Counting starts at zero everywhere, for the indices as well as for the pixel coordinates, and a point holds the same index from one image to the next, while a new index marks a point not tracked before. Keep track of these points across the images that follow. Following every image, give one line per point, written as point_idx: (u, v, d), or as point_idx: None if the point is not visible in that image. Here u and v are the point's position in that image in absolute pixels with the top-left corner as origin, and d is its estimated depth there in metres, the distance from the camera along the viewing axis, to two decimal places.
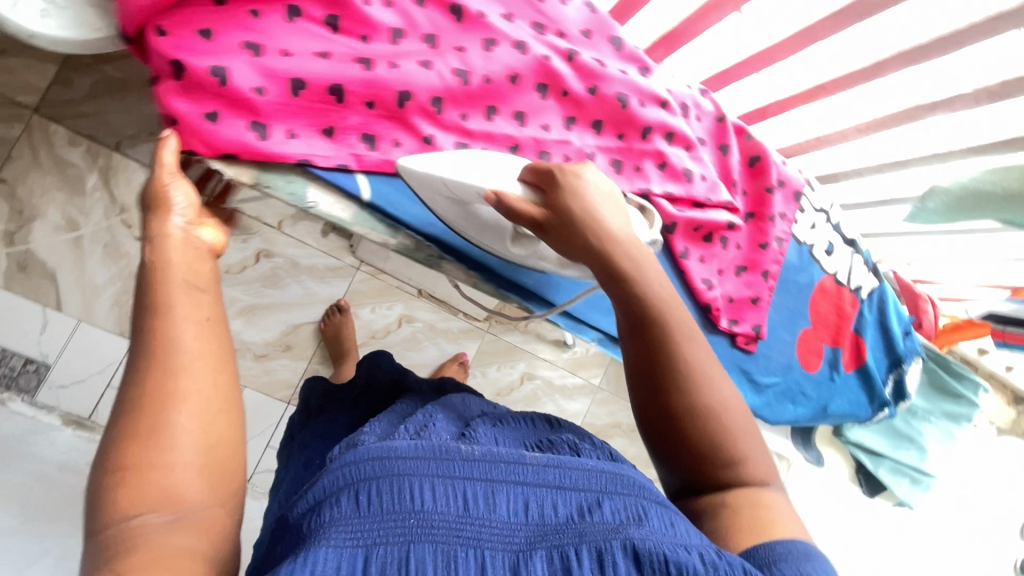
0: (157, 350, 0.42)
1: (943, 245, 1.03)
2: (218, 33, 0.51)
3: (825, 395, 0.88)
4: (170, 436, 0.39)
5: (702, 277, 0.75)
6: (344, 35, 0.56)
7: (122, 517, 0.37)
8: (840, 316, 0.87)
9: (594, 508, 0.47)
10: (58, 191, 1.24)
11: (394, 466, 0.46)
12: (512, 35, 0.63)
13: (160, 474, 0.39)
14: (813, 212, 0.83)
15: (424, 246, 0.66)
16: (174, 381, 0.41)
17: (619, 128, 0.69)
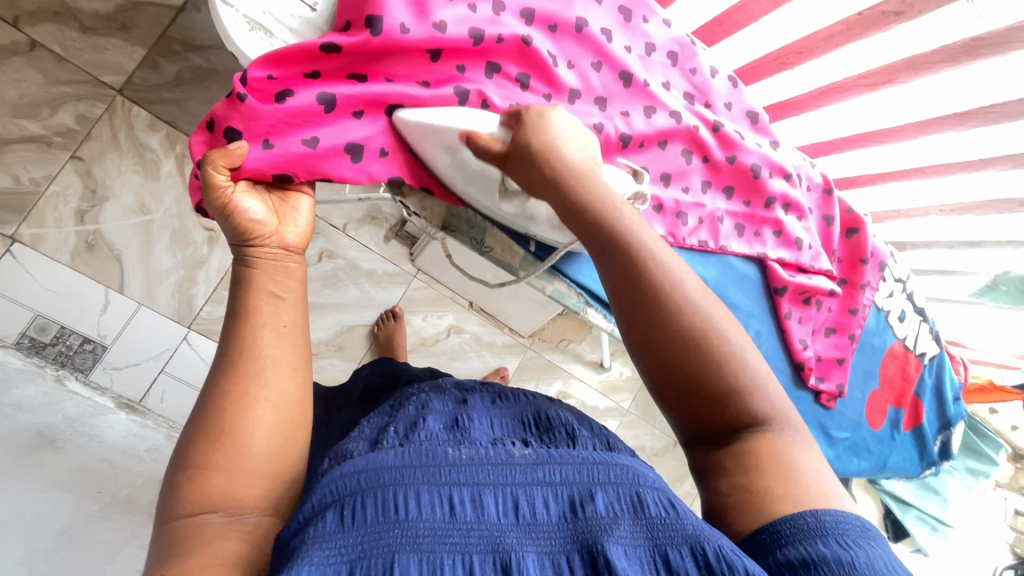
0: (247, 356, 0.47)
1: (994, 314, 1.13)
2: (434, 83, 0.58)
3: (886, 452, 0.93)
4: (241, 437, 0.45)
5: (800, 337, 0.80)
6: (531, 92, 0.62)
7: (189, 512, 0.42)
8: (904, 379, 0.94)
9: (587, 501, 0.45)
10: (133, 174, 1.24)
11: (380, 478, 0.44)
12: (670, 105, 0.68)
13: (230, 472, 0.43)
14: (893, 281, 0.90)
15: (573, 294, 0.80)
16: (255, 383, 0.47)
17: (745, 195, 0.74)
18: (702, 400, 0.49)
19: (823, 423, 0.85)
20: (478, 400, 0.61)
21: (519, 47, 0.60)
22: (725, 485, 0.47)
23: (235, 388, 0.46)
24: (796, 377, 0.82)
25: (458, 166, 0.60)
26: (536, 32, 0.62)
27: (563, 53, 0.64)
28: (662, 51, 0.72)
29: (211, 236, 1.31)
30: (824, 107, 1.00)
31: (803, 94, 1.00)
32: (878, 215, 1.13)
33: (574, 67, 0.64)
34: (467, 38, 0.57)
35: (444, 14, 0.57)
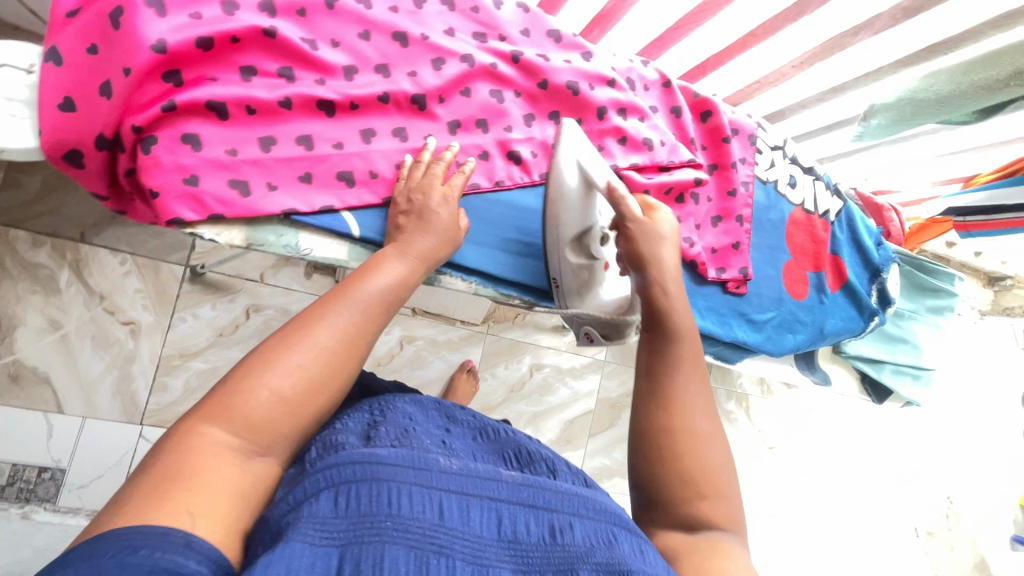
0: (307, 323, 0.47)
1: (899, 152, 1.09)
2: (179, 101, 0.51)
3: (819, 317, 0.91)
4: (294, 368, 0.44)
5: (684, 236, 0.78)
6: (302, 80, 0.58)
7: (201, 420, 0.41)
8: (816, 242, 0.91)
9: (565, 529, 0.45)
10: (33, 294, 1.22)
11: (376, 470, 0.42)
12: (458, 50, 0.66)
13: (264, 395, 0.42)
14: (770, 150, 0.88)
15: None
16: (322, 327, 0.47)
17: (577, 113, 0.72)
18: (685, 488, 0.53)
19: (741, 311, 0.84)
20: (460, 431, 0.60)
21: (262, 38, 0.55)
22: (671, 540, 0.52)
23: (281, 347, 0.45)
24: (695, 276, 0.79)
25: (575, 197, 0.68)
26: (280, 19, 0.57)
27: (322, 33, 0.60)
28: None
29: (132, 329, 1.30)
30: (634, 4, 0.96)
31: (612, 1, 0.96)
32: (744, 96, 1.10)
33: (341, 45, 0.61)
34: (198, 45, 0.52)
35: (157, 26, 0.50)
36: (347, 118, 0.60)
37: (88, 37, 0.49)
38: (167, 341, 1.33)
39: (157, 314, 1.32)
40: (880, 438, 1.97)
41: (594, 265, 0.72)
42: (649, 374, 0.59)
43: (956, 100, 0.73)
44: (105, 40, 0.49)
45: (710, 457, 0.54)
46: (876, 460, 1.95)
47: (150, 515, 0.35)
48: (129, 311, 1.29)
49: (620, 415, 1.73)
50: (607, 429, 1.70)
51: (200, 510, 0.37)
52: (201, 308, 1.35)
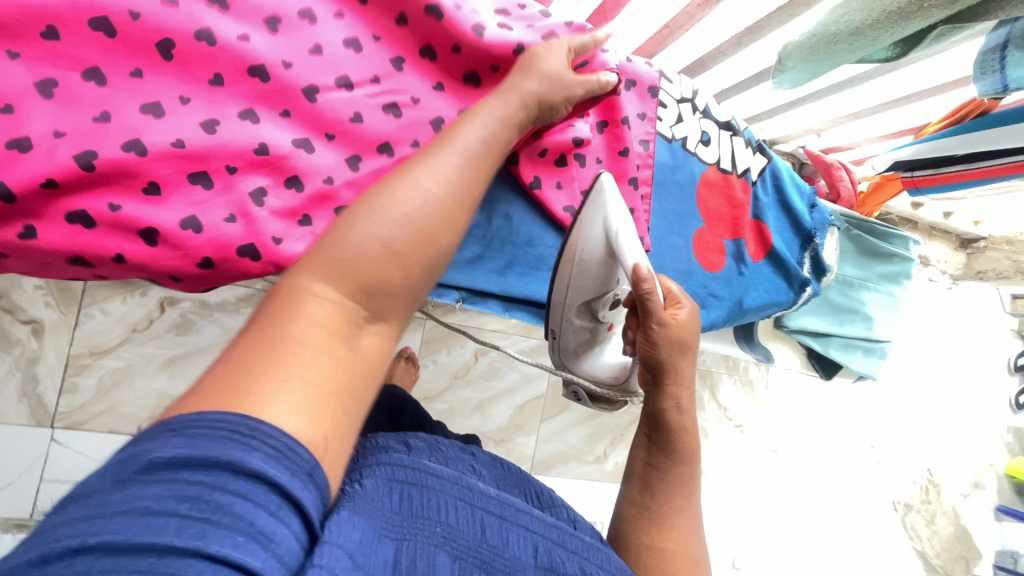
0: (410, 177, 0.42)
1: (839, 103, 0.97)
2: None
3: (738, 290, 0.82)
4: (385, 226, 0.39)
5: (563, 205, 0.68)
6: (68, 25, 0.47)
7: (305, 280, 0.36)
8: (733, 206, 0.82)
9: (590, 573, 0.46)
10: None
11: (425, 479, 0.43)
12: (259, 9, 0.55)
13: (365, 247, 0.38)
14: (676, 104, 0.78)
15: None
16: (428, 180, 0.42)
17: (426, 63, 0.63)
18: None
19: None
20: (480, 454, 0.57)
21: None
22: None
23: (358, 249, 0.38)
24: None
25: (582, 262, 0.66)
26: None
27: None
28: None
29: (35, 328, 1.22)
30: None
31: None
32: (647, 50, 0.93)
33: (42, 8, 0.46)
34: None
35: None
36: (128, 80, 0.49)
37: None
38: (76, 339, 1.25)
39: (62, 311, 1.24)
40: (853, 411, 1.90)
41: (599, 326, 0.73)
42: (643, 483, 0.61)
43: (871, 32, 0.62)
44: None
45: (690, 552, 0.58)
46: (848, 434, 1.88)
47: (241, 405, 0.29)
48: (30, 309, 1.22)
49: (574, 399, 1.65)
50: (561, 413, 1.62)
51: (286, 400, 0.31)
52: (110, 303, 1.27)
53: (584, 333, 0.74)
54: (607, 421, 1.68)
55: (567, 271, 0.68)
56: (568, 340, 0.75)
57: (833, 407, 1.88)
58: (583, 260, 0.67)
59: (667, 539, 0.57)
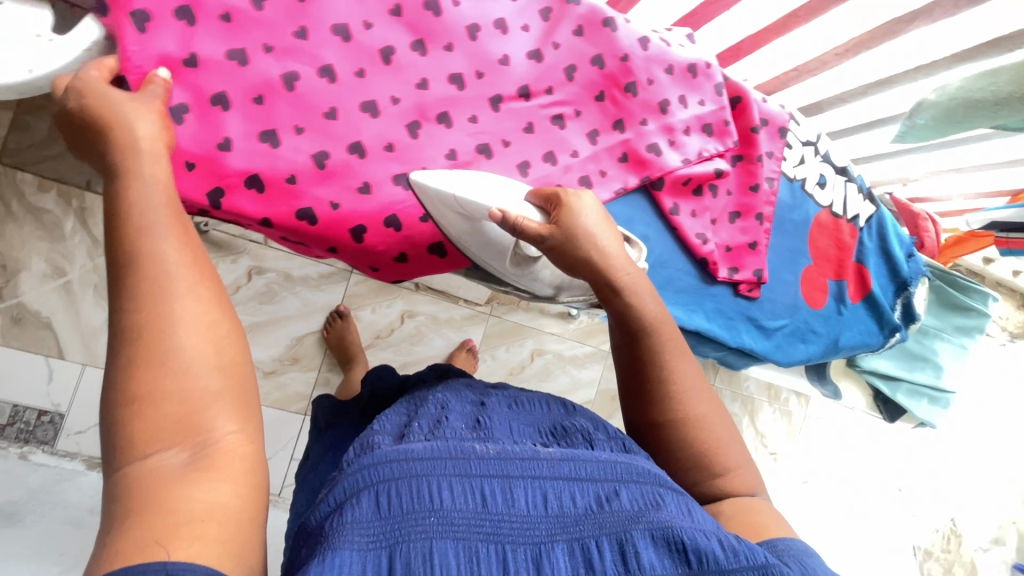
0: (146, 305, 0.35)
1: (943, 159, 1.00)
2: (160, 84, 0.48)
3: (835, 329, 0.85)
4: (175, 355, 0.34)
5: (697, 232, 0.72)
6: (315, 33, 0.54)
7: (133, 458, 0.32)
8: (840, 248, 0.85)
9: (611, 496, 0.43)
10: (38, 239, 1.21)
11: (413, 466, 0.41)
12: (462, 23, 0.60)
13: (164, 396, 0.33)
14: (800, 146, 0.82)
15: None
16: (176, 295, 0.35)
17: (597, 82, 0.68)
18: (698, 474, 0.53)
19: (751, 316, 0.78)
20: (494, 401, 0.55)
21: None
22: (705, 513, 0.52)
23: (150, 314, 0.34)
24: (704, 275, 0.74)
25: (474, 231, 0.59)
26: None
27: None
28: None
29: None
30: None
31: None
32: (766, 88, 0.96)
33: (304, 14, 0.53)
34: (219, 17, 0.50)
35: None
36: (353, 83, 0.55)
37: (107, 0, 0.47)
38: None
39: None
40: (890, 455, 1.91)
41: (542, 264, 0.65)
42: (630, 372, 0.56)
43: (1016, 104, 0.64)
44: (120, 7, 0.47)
45: (717, 430, 0.54)
46: (883, 477, 1.89)
47: (146, 551, 0.29)
48: None
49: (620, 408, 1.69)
50: (606, 420, 1.67)
51: (188, 513, 0.31)
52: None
53: (544, 275, 0.66)
54: None
55: (469, 249, 0.62)
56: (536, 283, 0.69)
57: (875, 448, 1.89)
58: (468, 237, 0.59)
59: (691, 431, 0.53)
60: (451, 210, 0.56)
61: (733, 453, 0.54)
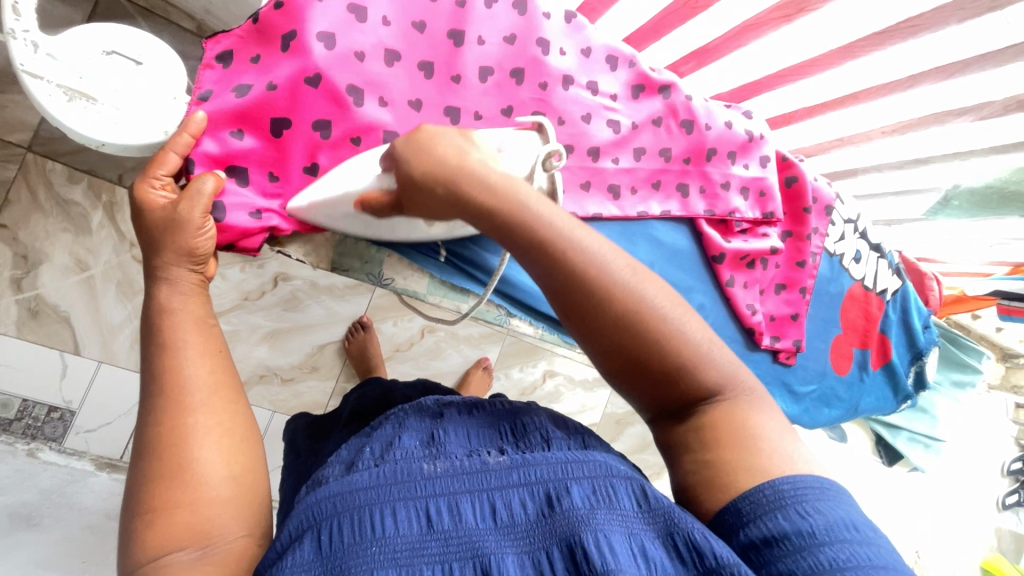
0: (172, 416, 0.39)
1: (961, 227, 1.08)
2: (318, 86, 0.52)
3: (856, 395, 0.93)
4: (196, 464, 0.38)
5: (748, 302, 0.78)
6: (438, 78, 0.59)
7: (152, 556, 0.35)
8: (868, 319, 0.91)
9: (563, 494, 0.40)
10: (62, 232, 1.02)
11: (357, 498, 0.39)
12: (559, 73, 0.64)
13: (183, 505, 0.37)
14: (842, 223, 0.86)
15: (491, 308, 0.72)
16: (192, 408, 0.40)
17: (671, 147, 0.70)
18: (641, 383, 0.43)
19: (785, 380, 0.85)
20: (455, 410, 0.52)
21: (411, 32, 0.57)
22: (690, 463, 0.43)
23: (169, 428, 0.39)
24: (749, 341, 0.80)
25: (362, 221, 0.55)
26: (435, 8, 0.58)
27: (407, 43, 0.57)
28: (530, 37, 0.62)
29: None
30: (745, 46, 0.86)
31: (720, 36, 0.87)
32: (810, 150, 1.02)
33: (430, 62, 0.58)
34: (354, 54, 0.54)
35: (325, 22, 0.52)
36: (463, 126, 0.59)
37: (236, 52, 0.52)
38: None
39: None
40: (879, 495, 1.98)
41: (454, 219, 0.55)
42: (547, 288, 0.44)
43: None
44: (246, 55, 0.52)
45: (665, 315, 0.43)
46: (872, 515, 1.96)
47: None
48: None
49: (623, 431, 1.75)
50: (609, 442, 1.73)
51: (191, 526, 0.36)
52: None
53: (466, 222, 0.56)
54: (647, 457, 1.79)
55: (377, 234, 0.58)
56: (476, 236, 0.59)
57: (868, 486, 1.95)
58: (352, 225, 0.56)
59: (640, 318, 0.42)
60: (334, 208, 0.53)
61: (699, 345, 0.44)
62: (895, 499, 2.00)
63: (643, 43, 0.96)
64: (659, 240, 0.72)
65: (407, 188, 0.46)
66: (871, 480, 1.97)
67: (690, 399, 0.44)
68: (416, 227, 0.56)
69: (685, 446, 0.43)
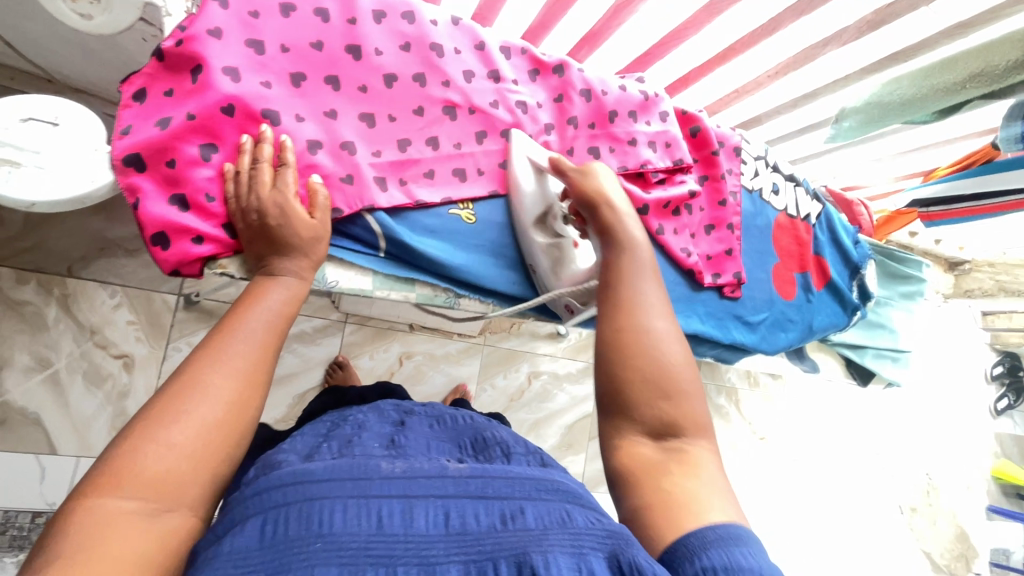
0: (194, 365, 0.43)
1: (867, 150, 1.17)
2: (238, 114, 0.53)
3: (807, 315, 0.97)
4: (193, 415, 0.41)
5: (681, 247, 0.80)
6: (346, 89, 0.59)
7: (97, 495, 0.36)
8: (800, 244, 0.96)
9: (517, 514, 0.40)
10: (18, 333, 1.03)
11: (308, 490, 0.40)
12: (458, 68, 0.65)
13: (165, 445, 0.39)
14: (752, 160, 0.92)
15: (441, 292, 0.68)
16: (213, 369, 0.43)
17: (576, 115, 0.73)
18: (646, 391, 0.50)
19: (738, 313, 0.88)
20: (415, 421, 0.55)
21: (310, 53, 0.57)
22: (666, 484, 0.46)
23: (190, 381, 0.42)
24: (693, 283, 0.82)
25: (530, 192, 0.67)
26: (328, 26, 0.59)
27: (308, 61, 0.58)
28: (420, 40, 0.63)
29: (125, 362, 1.11)
30: (624, 23, 0.94)
31: (602, 18, 0.94)
32: (712, 107, 1.09)
33: (335, 75, 0.59)
34: (260, 83, 0.55)
35: (228, 59, 0.53)
36: (384, 126, 0.61)
37: (148, 90, 0.52)
38: (165, 372, 1.14)
39: (152, 344, 1.13)
40: (870, 420, 2.06)
41: (561, 243, 0.68)
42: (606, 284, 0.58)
43: (919, 101, 0.77)
44: (160, 94, 0.52)
45: (667, 353, 0.52)
46: (868, 444, 2.03)
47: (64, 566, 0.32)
48: (122, 343, 1.10)
49: None
50: None
51: (147, 480, 0.37)
52: (196, 335, 1.16)
53: (552, 249, 0.68)
54: None
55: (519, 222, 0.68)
56: (540, 264, 0.69)
57: (857, 415, 2.03)
58: (525, 192, 0.67)
59: (637, 314, 0.54)
60: (524, 168, 0.66)
61: (687, 386, 0.51)
62: (887, 423, 2.08)
63: (536, 39, 1.02)
64: None
65: (585, 179, 0.62)
66: (859, 410, 2.05)
67: (668, 427, 0.50)
68: (531, 223, 0.68)
69: (660, 468, 0.47)
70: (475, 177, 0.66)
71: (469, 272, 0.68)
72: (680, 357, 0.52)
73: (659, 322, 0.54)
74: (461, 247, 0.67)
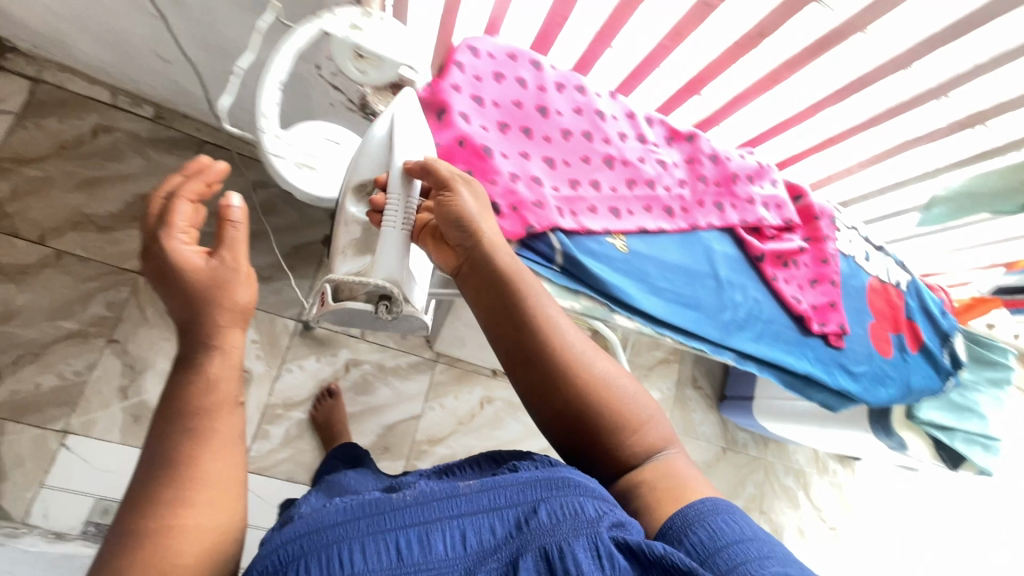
0: (154, 489, 0.37)
1: (950, 238, 1.26)
2: (465, 147, 0.69)
3: (905, 373, 1.02)
4: (170, 540, 0.35)
5: (793, 294, 0.91)
6: (536, 138, 0.77)
7: None
8: (893, 307, 1.04)
9: (526, 519, 0.40)
10: (163, 340, 1.10)
11: (325, 534, 0.37)
12: (612, 131, 0.84)
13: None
14: (847, 230, 1.03)
15: (600, 305, 0.75)
16: (176, 482, 0.37)
17: (705, 174, 0.88)
18: (613, 441, 0.50)
19: (841, 362, 0.94)
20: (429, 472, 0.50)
21: (513, 109, 0.76)
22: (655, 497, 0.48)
23: (147, 508, 0.36)
24: (801, 327, 0.91)
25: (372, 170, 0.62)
26: (526, 92, 0.78)
27: (512, 114, 0.76)
28: (587, 108, 0.83)
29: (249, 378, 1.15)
30: (738, 112, 1.04)
31: (720, 106, 1.03)
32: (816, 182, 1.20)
33: (528, 127, 0.77)
34: (480, 127, 0.72)
35: (461, 107, 0.71)
36: (561, 168, 0.78)
37: None
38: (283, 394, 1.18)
39: None
40: (945, 519, 1.96)
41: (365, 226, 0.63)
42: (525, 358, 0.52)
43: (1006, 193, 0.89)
44: None
45: (624, 393, 0.52)
46: (940, 544, 1.94)
47: None
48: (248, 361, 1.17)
49: None
50: None
51: None
52: (306, 361, 1.31)
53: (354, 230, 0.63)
54: None
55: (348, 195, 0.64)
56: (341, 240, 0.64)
57: (929, 511, 1.95)
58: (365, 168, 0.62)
59: (564, 383, 0.51)
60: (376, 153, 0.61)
61: (645, 415, 0.52)
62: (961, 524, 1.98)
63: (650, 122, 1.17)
64: (705, 245, 0.86)
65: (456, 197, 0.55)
66: (932, 506, 1.97)
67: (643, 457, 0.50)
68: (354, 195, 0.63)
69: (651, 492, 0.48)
70: (626, 215, 0.80)
71: (623, 291, 0.76)
72: (626, 389, 0.52)
73: (599, 367, 0.52)
74: (617, 269, 0.77)
